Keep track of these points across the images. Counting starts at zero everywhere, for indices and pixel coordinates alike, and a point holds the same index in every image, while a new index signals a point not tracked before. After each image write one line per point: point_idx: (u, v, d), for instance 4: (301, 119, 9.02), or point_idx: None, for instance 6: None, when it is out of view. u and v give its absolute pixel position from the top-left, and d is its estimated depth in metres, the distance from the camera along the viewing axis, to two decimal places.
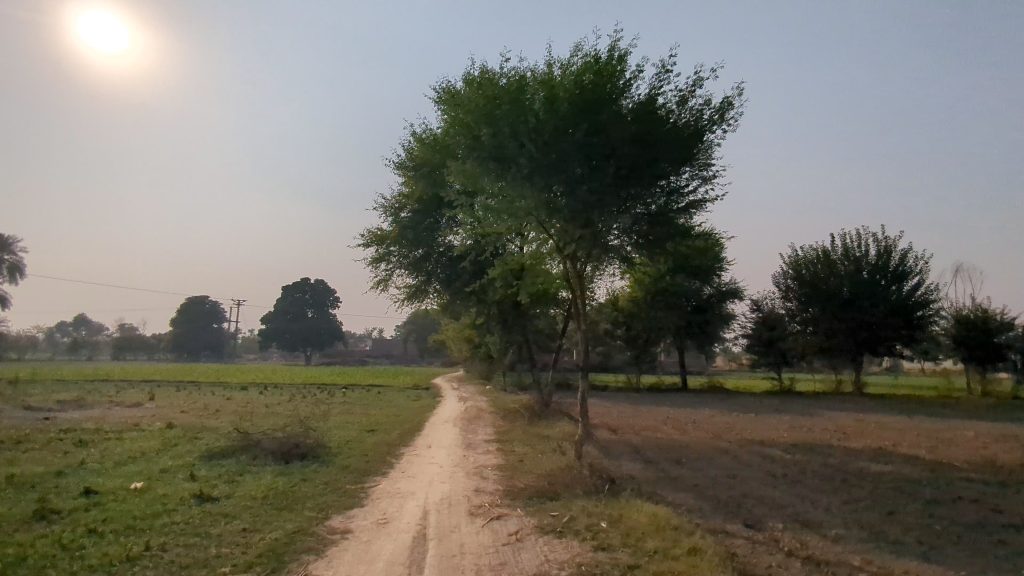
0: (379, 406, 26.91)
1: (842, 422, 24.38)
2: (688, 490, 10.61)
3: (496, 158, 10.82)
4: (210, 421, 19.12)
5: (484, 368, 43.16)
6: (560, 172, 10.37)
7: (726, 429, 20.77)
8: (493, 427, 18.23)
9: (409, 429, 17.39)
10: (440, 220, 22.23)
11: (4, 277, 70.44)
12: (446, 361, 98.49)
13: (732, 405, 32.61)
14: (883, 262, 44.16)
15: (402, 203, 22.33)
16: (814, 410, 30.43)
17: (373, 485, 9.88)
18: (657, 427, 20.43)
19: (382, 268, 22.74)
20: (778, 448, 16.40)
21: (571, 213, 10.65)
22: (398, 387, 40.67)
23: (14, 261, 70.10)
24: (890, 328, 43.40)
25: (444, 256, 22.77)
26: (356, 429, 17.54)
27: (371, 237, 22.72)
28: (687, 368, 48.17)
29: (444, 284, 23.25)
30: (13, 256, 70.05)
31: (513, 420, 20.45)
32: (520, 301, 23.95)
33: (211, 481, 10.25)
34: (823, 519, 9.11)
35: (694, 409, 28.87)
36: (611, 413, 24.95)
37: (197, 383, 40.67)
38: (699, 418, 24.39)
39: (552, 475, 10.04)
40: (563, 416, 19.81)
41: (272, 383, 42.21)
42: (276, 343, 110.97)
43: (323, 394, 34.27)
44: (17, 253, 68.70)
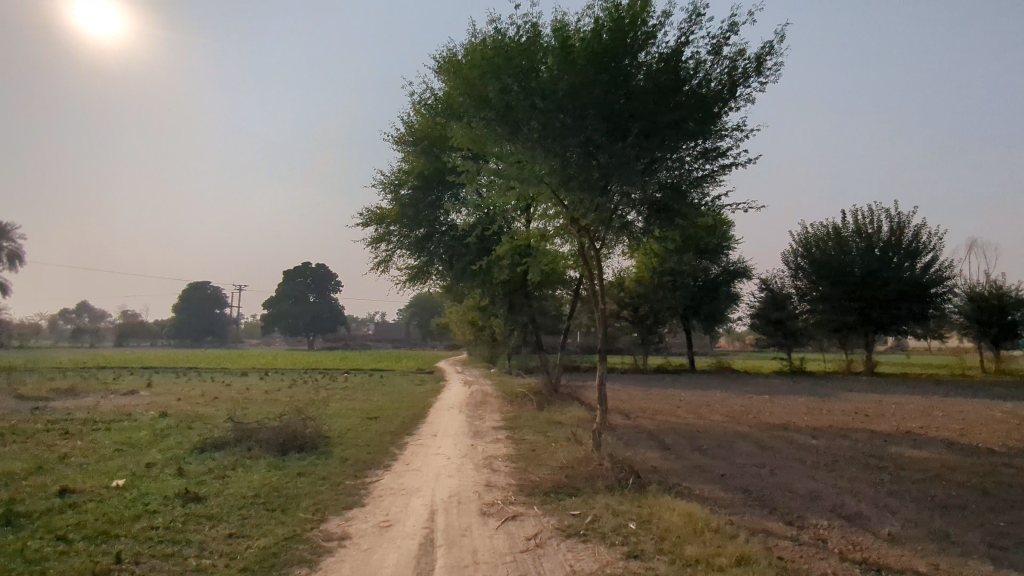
0: (382, 391, 26.18)
1: (861, 403, 23.56)
2: (715, 482, 9.84)
3: (506, 120, 9.93)
4: (206, 410, 18.39)
5: (488, 351, 42.44)
6: (575, 134, 9.45)
7: (742, 412, 20.03)
8: (501, 413, 17.48)
9: (413, 416, 16.65)
10: (442, 198, 21.32)
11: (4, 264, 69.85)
12: (450, 345, 98.06)
13: (744, 387, 31.86)
14: (895, 239, 43.02)
15: (403, 180, 21.38)
16: (828, 390, 29.64)
17: (374, 480, 9.07)
18: (670, 411, 19.67)
19: (382, 249, 21.87)
20: (801, 432, 15.64)
21: (588, 179, 9.72)
22: (401, 372, 40.00)
23: (14, 248, 69.52)
24: (902, 306, 42.43)
25: (447, 235, 21.88)
26: (358, 416, 16.79)
27: (371, 216, 21.82)
28: (694, 349, 47.38)
29: (446, 265, 22.37)
30: (12, 243, 69.46)
31: (521, 404, 19.70)
32: (526, 282, 23.09)
33: (199, 477, 9.45)
34: (869, 515, 8.33)
35: (706, 391, 28.09)
36: (621, 396, 24.22)
37: (197, 369, 40.07)
38: (712, 400, 23.63)
39: (569, 467, 9.23)
40: (573, 400, 19.06)
41: (273, 368, 41.59)
42: (279, 328, 110.52)
43: (325, 379, 33.61)
44: (16, 239, 68.11)
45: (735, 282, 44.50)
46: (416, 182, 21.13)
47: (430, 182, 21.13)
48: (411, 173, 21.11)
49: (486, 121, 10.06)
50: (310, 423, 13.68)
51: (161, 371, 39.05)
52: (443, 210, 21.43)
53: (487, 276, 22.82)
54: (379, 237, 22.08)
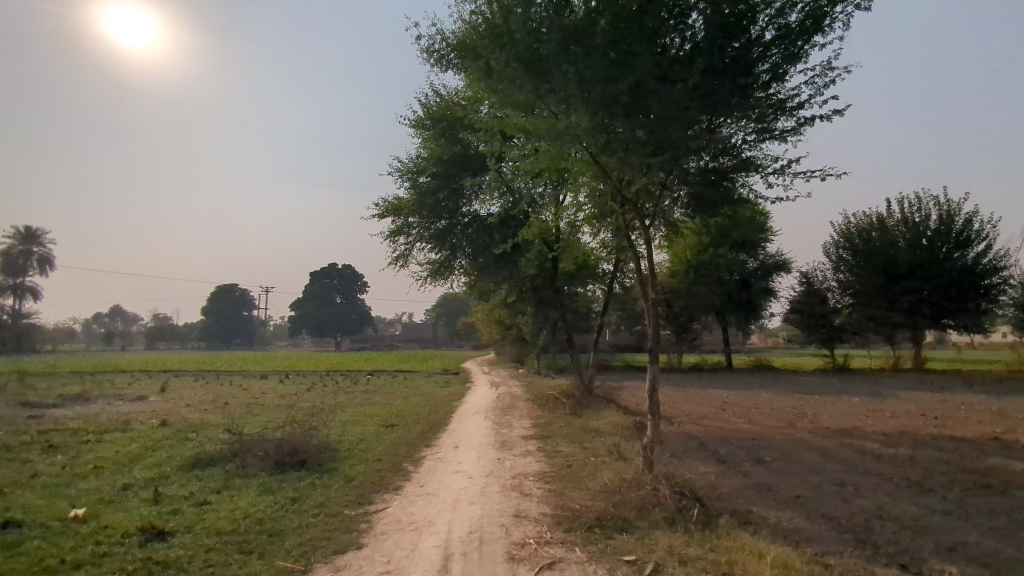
0: (404, 394, 24.74)
1: (926, 404, 21.35)
2: (793, 505, 8.12)
3: (536, 61, 8.33)
4: (213, 418, 17.09)
5: (516, 351, 40.82)
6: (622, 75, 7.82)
7: (797, 415, 18.13)
8: (530, 419, 15.87)
9: (434, 423, 15.14)
10: (463, 186, 19.79)
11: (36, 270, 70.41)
12: (476, 344, 96.91)
13: (788, 386, 29.74)
14: (945, 228, 40.12)
15: (422, 166, 19.89)
16: (883, 389, 27.44)
17: (379, 510, 7.51)
18: (717, 415, 17.86)
19: (400, 242, 20.41)
20: (872, 439, 13.71)
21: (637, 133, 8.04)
22: (426, 373, 38.65)
23: (46, 254, 70.06)
24: (954, 298, 39.62)
25: (470, 226, 20.44)
26: (375, 424, 15.32)
27: (388, 206, 20.35)
28: (730, 346, 45.21)
29: (470, 258, 20.83)
30: (43, 248, 70.02)
31: (552, 408, 18.09)
32: (555, 276, 21.46)
33: (175, 504, 8.01)
34: (1001, 553, 6.56)
35: (750, 392, 26.05)
36: (659, 398, 22.44)
37: (219, 372, 39.25)
38: (760, 402, 21.66)
39: (615, 492, 7.59)
40: (610, 405, 17.36)
41: (294, 370, 40.56)
42: (306, 329, 110.35)
43: (347, 381, 32.36)
44: (47, 244, 68.58)
45: (774, 276, 42.25)
46: (436, 168, 19.63)
47: (452, 167, 19.62)
48: (431, 159, 19.61)
49: (512, 65, 8.45)
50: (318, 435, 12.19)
51: (183, 374, 38.21)
52: (466, 198, 19.92)
53: (513, 270, 21.21)
54: (398, 228, 20.59)
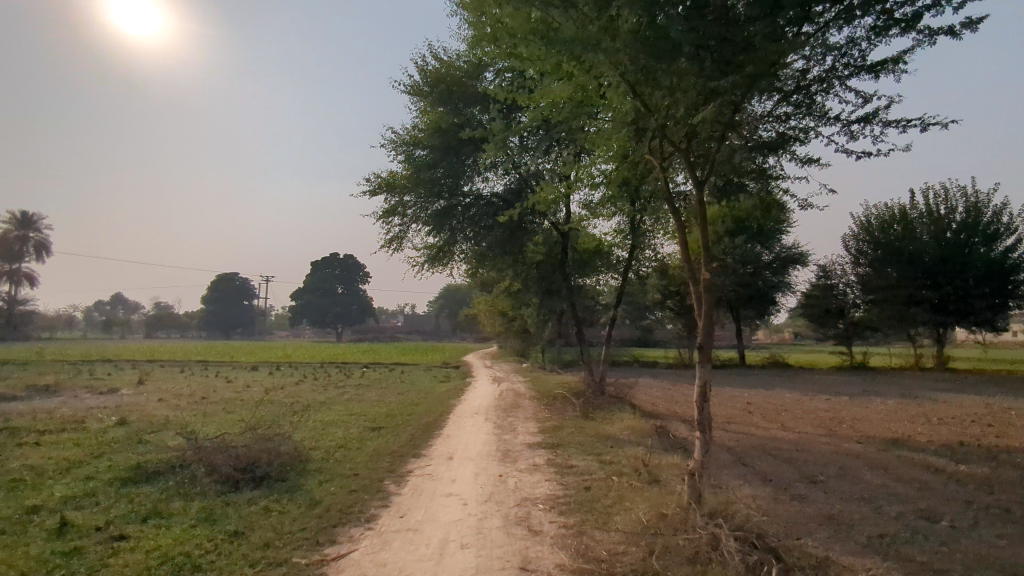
0: (399, 390, 22.91)
1: (971, 408, 19.39)
2: (880, 547, 6.25)
3: None
4: (180, 417, 15.20)
5: (519, 344, 38.91)
6: None
7: (833, 419, 16.23)
8: (536, 423, 13.99)
9: (426, 426, 13.29)
10: (464, 161, 17.91)
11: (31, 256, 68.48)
12: (479, 337, 95.19)
13: (810, 384, 27.89)
14: (972, 220, 37.99)
15: (419, 138, 17.98)
16: (914, 391, 25.45)
17: (341, 555, 5.65)
18: (744, 420, 15.97)
19: (394, 224, 18.49)
20: (932, 452, 11.81)
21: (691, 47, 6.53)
22: (425, 366, 36.76)
23: (42, 240, 68.11)
24: (982, 295, 37.48)
25: (470, 207, 18.58)
26: (361, 427, 13.47)
27: (381, 183, 18.40)
28: (743, 342, 43.27)
29: (472, 242, 18.94)
30: (39, 234, 68.06)
31: (559, 409, 16.23)
32: (564, 263, 19.58)
33: (78, 541, 6.13)
34: None
35: (773, 391, 24.15)
36: (675, 398, 20.55)
37: (208, 364, 37.44)
38: (788, 404, 19.78)
39: (656, 535, 5.71)
40: (625, 408, 15.47)
41: (288, 362, 38.70)
42: (307, 319, 108.71)
43: (340, 374, 30.49)
44: (42, 229, 66.52)
45: (791, 269, 40.35)
46: (436, 141, 17.72)
47: (453, 140, 17.75)
48: (429, 130, 17.67)
49: None
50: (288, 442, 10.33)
51: (171, 364, 36.45)
52: (469, 173, 18.07)
53: (518, 256, 19.29)
54: (392, 208, 18.67)
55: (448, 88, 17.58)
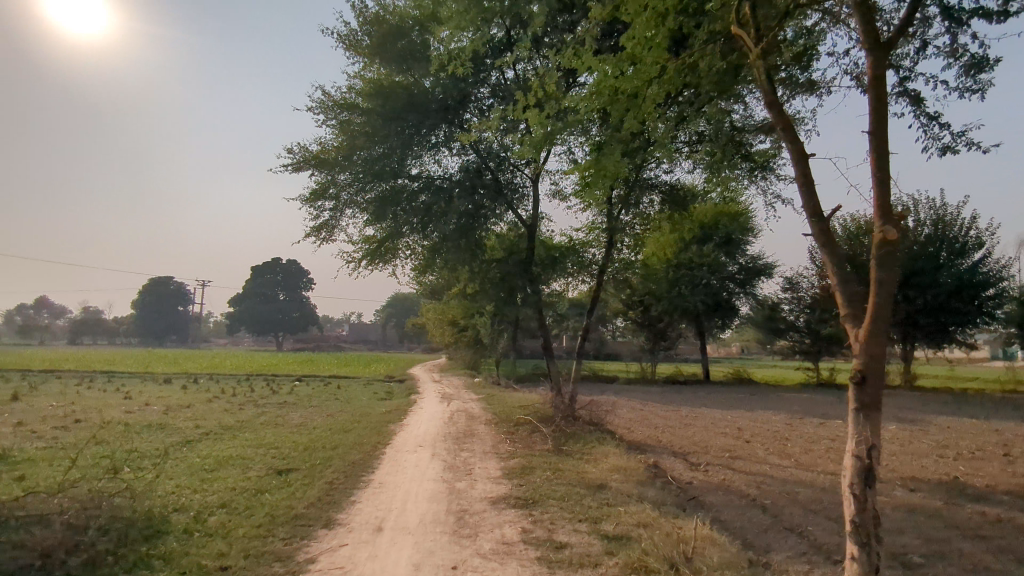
0: (332, 410, 19.42)
1: (979, 435, 17.30)
2: None
3: None
4: (17, 450, 11.33)
5: (471, 356, 35.58)
6: None
7: (850, 452, 13.67)
8: (499, 462, 10.85)
9: (349, 470, 9.95)
10: (413, 133, 14.81)
11: None
12: (429, 347, 91.73)
13: (790, 404, 25.73)
14: (940, 233, 36.75)
15: (356, 101, 14.72)
16: (900, 412, 23.57)
17: None
18: (747, 455, 13.24)
19: (323, 208, 15.13)
20: (1007, 506, 9.26)
21: None
22: (366, 380, 32.94)
23: None
24: (953, 310, 35.96)
25: (417, 190, 15.38)
26: (263, 469, 10.01)
27: (308, 157, 15.04)
28: (708, 356, 41.08)
29: (421, 235, 15.65)
30: None
31: (525, 438, 13.17)
32: (529, 261, 16.52)
33: None
34: None
35: (758, 413, 21.73)
36: (654, 423, 17.76)
37: (117, 374, 32.73)
38: (784, 431, 17.25)
39: None
40: (606, 443, 12.49)
41: (211, 373, 34.37)
42: (245, 326, 102.69)
43: (266, 389, 26.55)
44: None
45: (757, 281, 37.85)
46: (377, 106, 14.50)
47: (399, 107, 14.58)
48: (369, 93, 14.54)
49: None
50: (125, 510, 6.84)
51: (70, 374, 31.74)
52: (417, 150, 14.98)
53: (479, 250, 16.10)
54: (322, 188, 15.24)
55: (395, 42, 14.54)
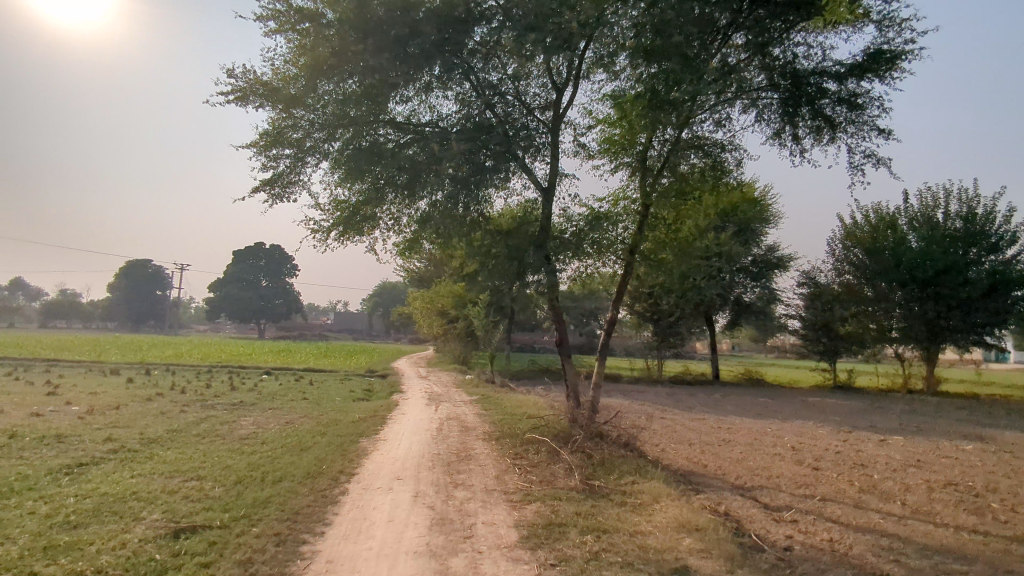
0: (294, 414, 15.99)
1: None
2: None
3: None
4: None
5: (462, 350, 32.19)
6: None
7: (964, 491, 10.44)
8: (510, 513, 7.50)
9: (287, 529, 6.54)
10: (395, 59, 11.21)
11: None
12: (417, 338, 88.09)
13: (827, 412, 22.52)
14: (972, 227, 32.73)
15: (320, 16, 11.20)
16: (962, 426, 20.32)
17: None
18: (834, 491, 9.98)
19: (281, 160, 11.81)
20: None
21: None
22: (345, 374, 29.38)
23: None
24: (988, 311, 31.93)
25: (398, 140, 12.09)
26: (152, 527, 6.57)
27: (262, 91, 11.55)
28: (718, 354, 38.00)
29: (406, 199, 12.17)
30: None
31: (541, 466, 9.85)
32: (544, 234, 13.09)
33: None
34: None
35: (800, 425, 18.55)
36: (691, 439, 14.48)
37: (65, 363, 28.89)
38: (850, 450, 14.03)
39: None
40: (652, 481, 9.18)
41: (173, 364, 30.65)
42: (225, 312, 98.58)
43: (227, 384, 22.99)
44: None
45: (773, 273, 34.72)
46: (349, 22, 10.98)
47: (376, 22, 11.05)
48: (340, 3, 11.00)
49: None
50: None
51: (6, 363, 27.85)
52: (401, 86, 11.56)
53: (476, 218, 12.64)
54: (279, 130, 11.81)
55: None
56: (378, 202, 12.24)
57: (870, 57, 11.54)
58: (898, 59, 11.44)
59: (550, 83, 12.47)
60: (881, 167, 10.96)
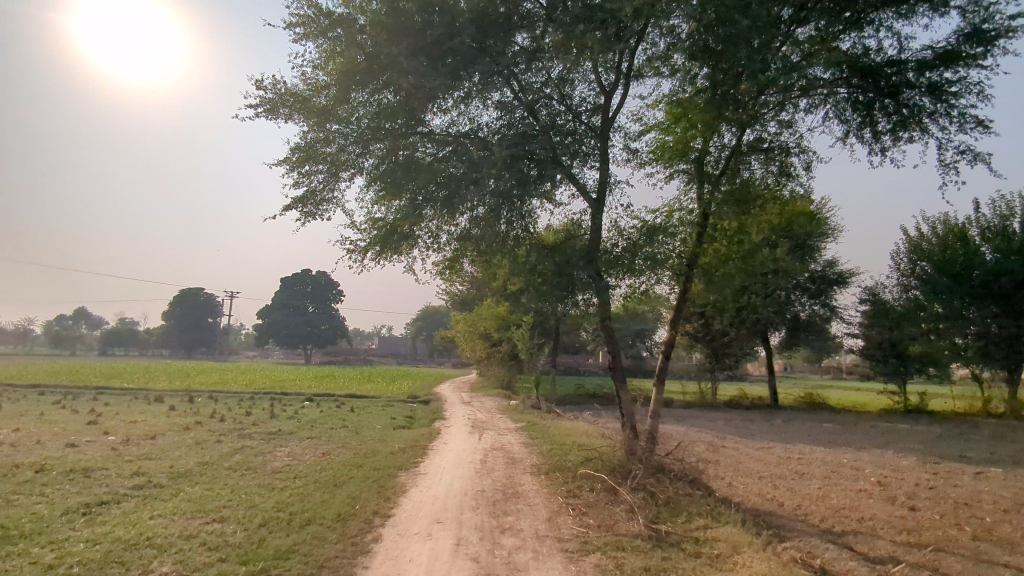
0: (332, 444, 15.23)
1: None
2: None
3: None
4: None
5: (506, 375, 31.21)
6: None
7: None
8: (569, 568, 6.41)
9: None
10: (434, 65, 10.46)
11: None
12: (461, 362, 87.55)
13: (905, 440, 20.61)
14: None
15: (354, 21, 10.58)
16: None
17: None
18: (941, 536, 8.57)
19: (314, 176, 11.23)
20: None
21: None
22: (388, 401, 28.68)
23: None
24: None
25: (436, 153, 11.35)
26: None
27: (294, 104, 11.00)
28: (776, 376, 36.05)
29: (446, 216, 11.37)
30: None
31: (598, 508, 8.76)
32: (594, 249, 12.08)
33: None
34: None
35: (879, 455, 16.85)
36: (761, 472, 13.11)
37: (114, 391, 29.04)
38: (946, 485, 12.40)
39: None
40: (731, 527, 7.97)
41: (218, 391, 30.54)
42: (272, 338, 100.03)
43: (268, 411, 22.52)
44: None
45: (834, 290, 32.80)
46: (384, 26, 10.28)
47: (412, 25, 10.32)
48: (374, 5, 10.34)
49: None
50: None
51: (56, 391, 28.12)
52: (439, 94, 10.83)
53: (520, 233, 11.77)
54: (311, 146, 11.09)
55: None
56: (416, 216, 11.48)
57: (959, 41, 10.25)
58: (992, 42, 10.17)
59: (597, 87, 11.54)
60: (979, 163, 9.71)
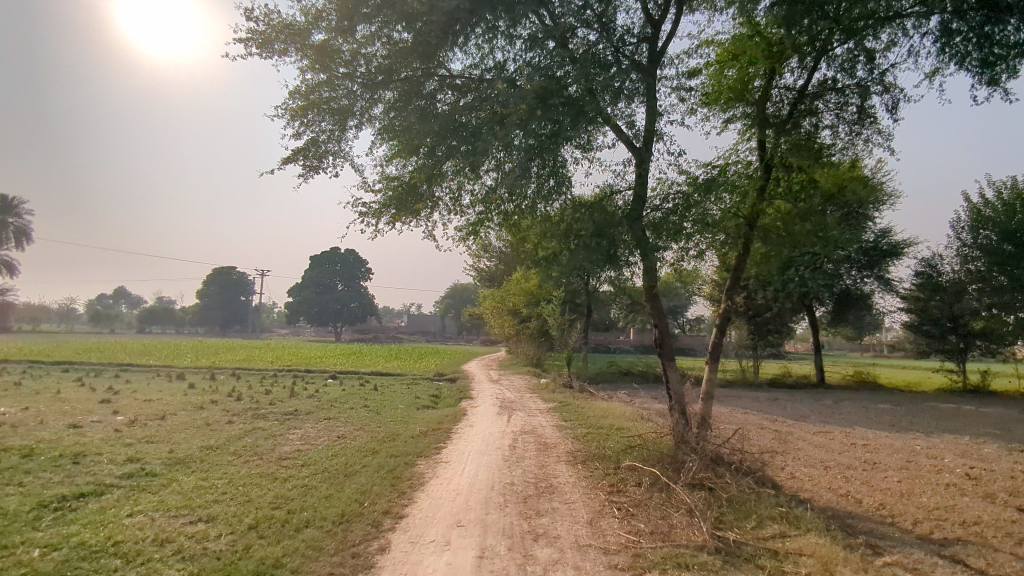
0: (350, 426, 14.09)
1: None
2: None
3: None
4: None
5: (537, 352, 29.84)
6: None
7: None
8: None
9: None
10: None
11: (10, 242, 61.07)
12: (490, 340, 86.59)
13: (975, 424, 18.73)
14: None
15: None
16: None
17: None
18: None
19: (318, 125, 9.87)
20: None
21: None
22: (414, 379, 27.56)
23: (21, 226, 61.04)
24: None
25: (458, 98, 9.87)
26: None
27: (294, 41, 9.57)
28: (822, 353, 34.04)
29: (469, 171, 9.90)
30: (18, 219, 60.79)
31: (650, 509, 7.37)
32: (639, 208, 10.50)
33: None
34: None
35: (953, 441, 15.08)
36: (827, 462, 11.54)
37: (137, 369, 28.44)
38: None
39: None
40: (812, 535, 6.54)
41: (242, 368, 29.79)
42: (303, 316, 100.41)
43: (288, 390, 21.54)
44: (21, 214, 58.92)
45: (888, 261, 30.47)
46: None
47: None
48: None
49: None
50: None
51: (80, 369, 27.62)
52: (461, 27, 9.32)
53: (554, 191, 10.28)
54: (314, 93, 9.71)
55: None
56: (434, 172, 10.06)
57: None
58: None
59: (644, 16, 9.99)
60: None
